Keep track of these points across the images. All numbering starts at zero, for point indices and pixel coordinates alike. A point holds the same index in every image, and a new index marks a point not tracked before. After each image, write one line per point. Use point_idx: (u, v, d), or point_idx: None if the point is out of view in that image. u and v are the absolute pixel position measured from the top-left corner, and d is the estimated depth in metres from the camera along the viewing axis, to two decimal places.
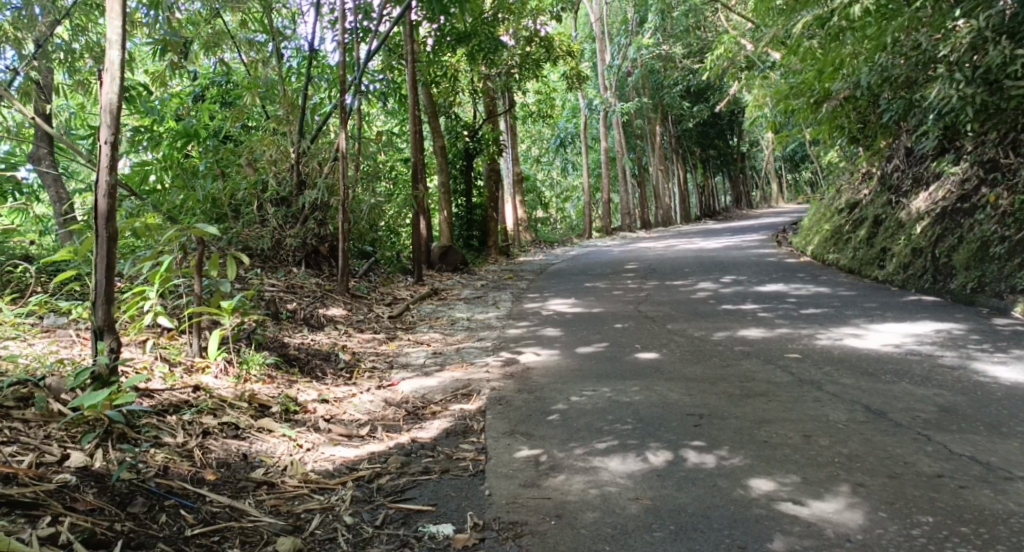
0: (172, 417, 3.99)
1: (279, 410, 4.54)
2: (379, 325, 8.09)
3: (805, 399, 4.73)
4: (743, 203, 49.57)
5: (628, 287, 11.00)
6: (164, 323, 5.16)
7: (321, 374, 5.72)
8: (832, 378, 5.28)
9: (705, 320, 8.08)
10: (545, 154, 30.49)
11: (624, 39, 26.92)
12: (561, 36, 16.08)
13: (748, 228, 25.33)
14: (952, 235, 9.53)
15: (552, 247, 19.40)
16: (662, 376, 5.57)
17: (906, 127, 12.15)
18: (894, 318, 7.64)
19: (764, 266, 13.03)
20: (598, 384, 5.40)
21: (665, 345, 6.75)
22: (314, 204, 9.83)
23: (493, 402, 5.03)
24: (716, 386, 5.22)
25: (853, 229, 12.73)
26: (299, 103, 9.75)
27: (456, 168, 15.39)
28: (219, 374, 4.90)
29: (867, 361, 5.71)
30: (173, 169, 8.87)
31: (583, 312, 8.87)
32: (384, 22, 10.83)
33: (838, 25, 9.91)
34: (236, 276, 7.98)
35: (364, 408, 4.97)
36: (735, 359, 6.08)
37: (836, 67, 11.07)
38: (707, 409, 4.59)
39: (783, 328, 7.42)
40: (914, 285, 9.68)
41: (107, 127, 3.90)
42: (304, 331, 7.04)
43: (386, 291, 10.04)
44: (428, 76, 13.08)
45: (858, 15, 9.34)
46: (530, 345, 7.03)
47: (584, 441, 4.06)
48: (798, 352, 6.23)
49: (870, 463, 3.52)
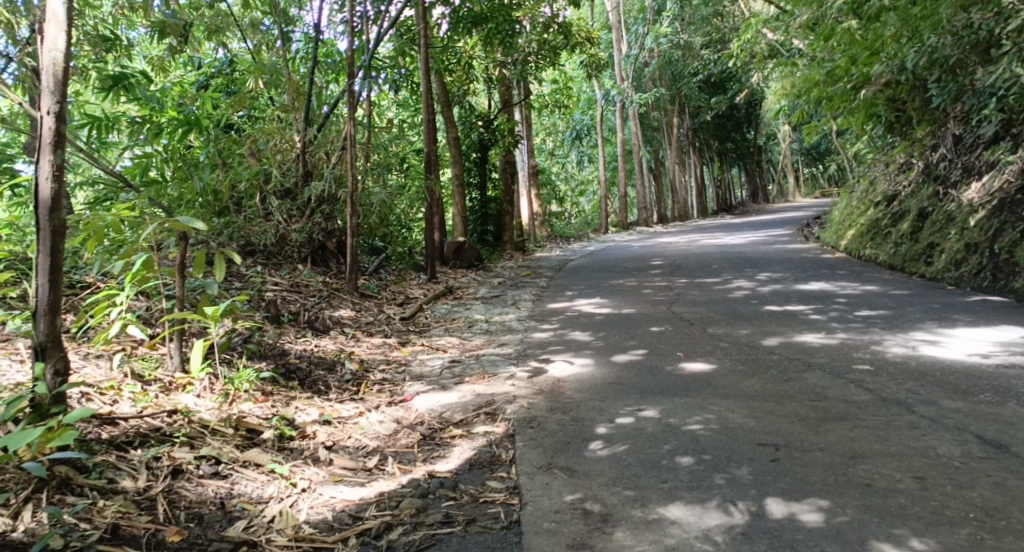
0: (136, 452, 3.31)
1: (272, 435, 3.80)
2: (390, 328, 7.36)
3: (899, 425, 3.97)
4: (761, 197, 48.38)
5: (657, 285, 10.21)
6: (136, 332, 4.40)
7: (324, 387, 5.01)
8: (922, 397, 4.52)
9: (751, 323, 7.29)
10: (560, 147, 29.69)
11: (640, 27, 26.09)
12: (578, 22, 15.24)
13: (769, 223, 24.46)
14: (1012, 229, 8.67)
15: (569, 242, 18.61)
16: (715, 392, 4.80)
17: (952, 114, 11.20)
18: (963, 323, 6.86)
19: (798, 263, 12.20)
20: (644, 401, 4.64)
21: (711, 353, 5.98)
22: (320, 196, 9.11)
23: (523, 425, 4.29)
24: (784, 405, 4.45)
25: (892, 223, 11.83)
26: (306, 89, 8.99)
27: (469, 160, 14.61)
28: (202, 392, 4.14)
29: (954, 379, 4.93)
30: (173, 161, 8.20)
31: (613, 313, 8.10)
32: (395, 5, 10.06)
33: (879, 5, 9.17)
34: (235, 273, 7.38)
35: (373, 432, 4.22)
36: (796, 371, 5.31)
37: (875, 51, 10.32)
38: (783, 436, 3.83)
39: (842, 334, 6.64)
40: (970, 284, 8.88)
41: (49, 94, 3.31)
42: (307, 335, 6.30)
43: (397, 290, 9.29)
44: (442, 63, 12.30)
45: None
46: (559, 351, 6.28)
47: (642, 480, 3.32)
48: (868, 364, 5.45)
49: (1020, 523, 2.81)
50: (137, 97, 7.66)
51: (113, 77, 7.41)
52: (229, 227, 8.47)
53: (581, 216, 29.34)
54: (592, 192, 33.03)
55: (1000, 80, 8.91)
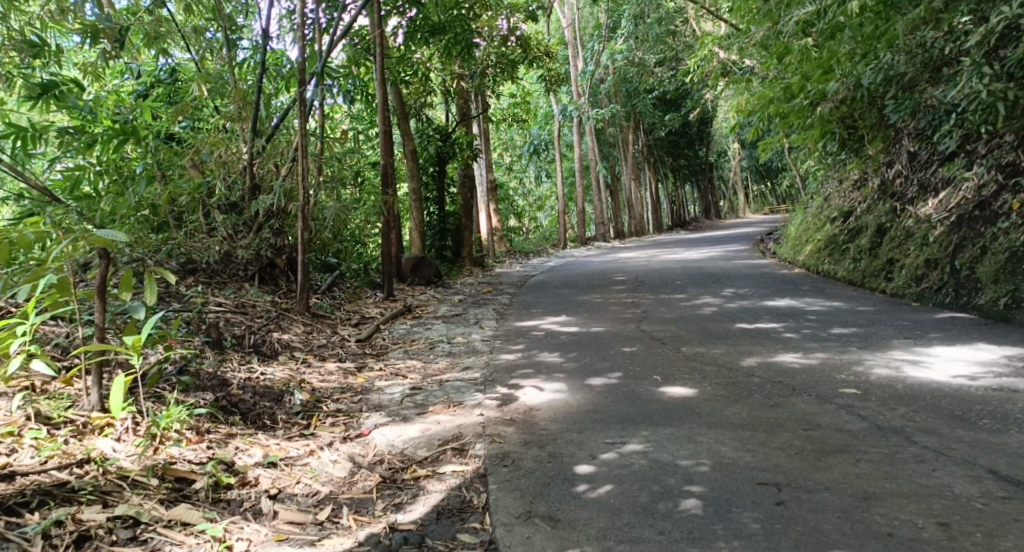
0: (32, 519, 2.91)
1: (205, 484, 3.36)
2: (344, 350, 6.87)
3: (903, 458, 3.63)
4: (713, 212, 48.61)
5: (623, 302, 9.87)
6: (43, 367, 3.85)
7: (270, 422, 4.55)
8: (920, 425, 4.20)
9: (725, 342, 6.97)
10: (517, 162, 29.40)
11: (597, 43, 25.96)
12: (536, 35, 14.90)
13: (725, 238, 24.39)
14: (972, 246, 8.53)
15: (528, 257, 18.27)
16: (699, 421, 4.44)
17: (907, 131, 11.08)
18: (938, 341, 6.63)
19: (762, 278, 11.99)
20: (625, 432, 4.26)
21: (688, 376, 5.63)
22: (269, 210, 8.56)
23: (495, 463, 3.90)
24: (777, 435, 4.11)
25: (850, 238, 11.69)
26: (253, 97, 8.42)
27: (427, 174, 14.09)
28: (123, 435, 3.63)
29: (947, 403, 4.64)
30: (110, 173, 7.72)
31: (580, 332, 7.74)
32: (348, 12, 9.59)
33: (836, 20, 9.05)
34: (173, 293, 6.86)
35: (325, 475, 3.78)
36: (780, 395, 4.98)
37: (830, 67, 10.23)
38: (783, 473, 3.50)
39: (820, 353, 6.36)
40: (932, 300, 8.71)
41: None
42: (252, 361, 5.77)
43: (352, 309, 8.78)
44: (397, 75, 11.85)
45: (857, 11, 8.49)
46: (528, 374, 5.88)
47: (635, 534, 3.02)
48: (854, 387, 5.13)
49: None
50: (70, 106, 7.10)
51: (43, 85, 6.83)
52: (167, 243, 7.83)
53: (538, 230, 29.12)
54: (550, 207, 32.78)
55: (959, 97, 8.52)
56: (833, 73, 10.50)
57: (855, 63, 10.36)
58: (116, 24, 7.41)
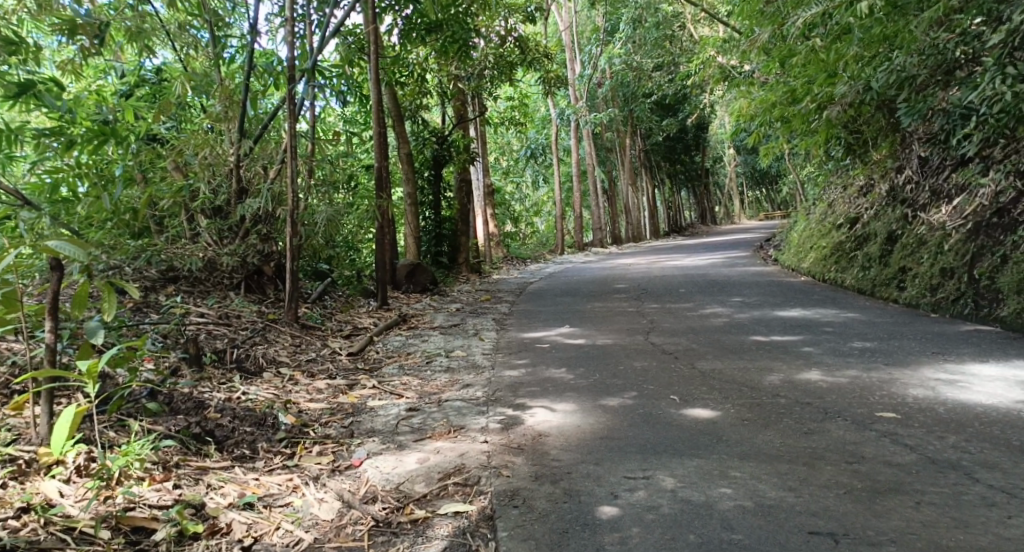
0: None
1: (166, 535, 3.10)
2: (334, 365, 6.37)
3: (971, 501, 3.23)
4: (709, 218, 48.06)
5: (628, 312, 9.42)
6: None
7: (249, 451, 4.08)
8: (979, 456, 3.78)
9: (744, 357, 6.52)
10: (513, 166, 28.86)
11: (594, 46, 25.42)
12: (534, 36, 14.38)
13: (725, 244, 23.89)
14: (992, 254, 8.05)
15: (525, 263, 17.77)
16: (729, 451, 3.97)
17: (915, 136, 10.51)
18: (971, 357, 6.16)
19: (770, 286, 11.53)
20: (649, 464, 3.80)
21: (709, 395, 5.18)
22: (256, 215, 8.06)
23: (504, 502, 3.48)
24: (823, 467, 3.67)
25: (857, 245, 11.21)
26: (240, 96, 7.92)
27: (422, 178, 13.60)
28: (74, 476, 3.37)
29: (1002, 430, 4.19)
30: (87, 175, 6.97)
31: (586, 344, 7.28)
32: (341, 8, 9.08)
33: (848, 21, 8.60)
34: (150, 303, 6.39)
35: (310, 518, 3.39)
36: (813, 420, 4.51)
37: (837, 70, 9.79)
38: (836, 519, 3.13)
39: (847, 369, 5.92)
40: (948, 312, 8.23)
41: None
42: (234, 379, 5.28)
43: (344, 319, 8.30)
44: (392, 76, 11.36)
45: (870, 10, 8.03)
46: (534, 393, 5.42)
47: None
48: (891, 410, 4.66)
49: None
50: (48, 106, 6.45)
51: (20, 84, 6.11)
52: (147, 250, 7.32)
53: (535, 236, 28.62)
54: (547, 212, 32.23)
55: (978, 99, 8.14)
56: (842, 76, 10.04)
57: (864, 65, 9.68)
58: (97, 19, 6.85)
